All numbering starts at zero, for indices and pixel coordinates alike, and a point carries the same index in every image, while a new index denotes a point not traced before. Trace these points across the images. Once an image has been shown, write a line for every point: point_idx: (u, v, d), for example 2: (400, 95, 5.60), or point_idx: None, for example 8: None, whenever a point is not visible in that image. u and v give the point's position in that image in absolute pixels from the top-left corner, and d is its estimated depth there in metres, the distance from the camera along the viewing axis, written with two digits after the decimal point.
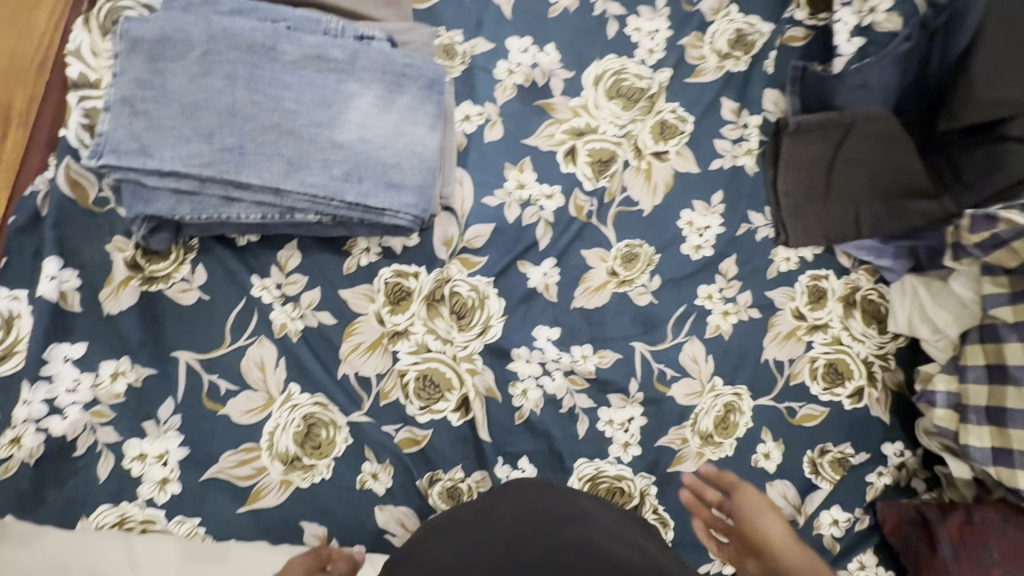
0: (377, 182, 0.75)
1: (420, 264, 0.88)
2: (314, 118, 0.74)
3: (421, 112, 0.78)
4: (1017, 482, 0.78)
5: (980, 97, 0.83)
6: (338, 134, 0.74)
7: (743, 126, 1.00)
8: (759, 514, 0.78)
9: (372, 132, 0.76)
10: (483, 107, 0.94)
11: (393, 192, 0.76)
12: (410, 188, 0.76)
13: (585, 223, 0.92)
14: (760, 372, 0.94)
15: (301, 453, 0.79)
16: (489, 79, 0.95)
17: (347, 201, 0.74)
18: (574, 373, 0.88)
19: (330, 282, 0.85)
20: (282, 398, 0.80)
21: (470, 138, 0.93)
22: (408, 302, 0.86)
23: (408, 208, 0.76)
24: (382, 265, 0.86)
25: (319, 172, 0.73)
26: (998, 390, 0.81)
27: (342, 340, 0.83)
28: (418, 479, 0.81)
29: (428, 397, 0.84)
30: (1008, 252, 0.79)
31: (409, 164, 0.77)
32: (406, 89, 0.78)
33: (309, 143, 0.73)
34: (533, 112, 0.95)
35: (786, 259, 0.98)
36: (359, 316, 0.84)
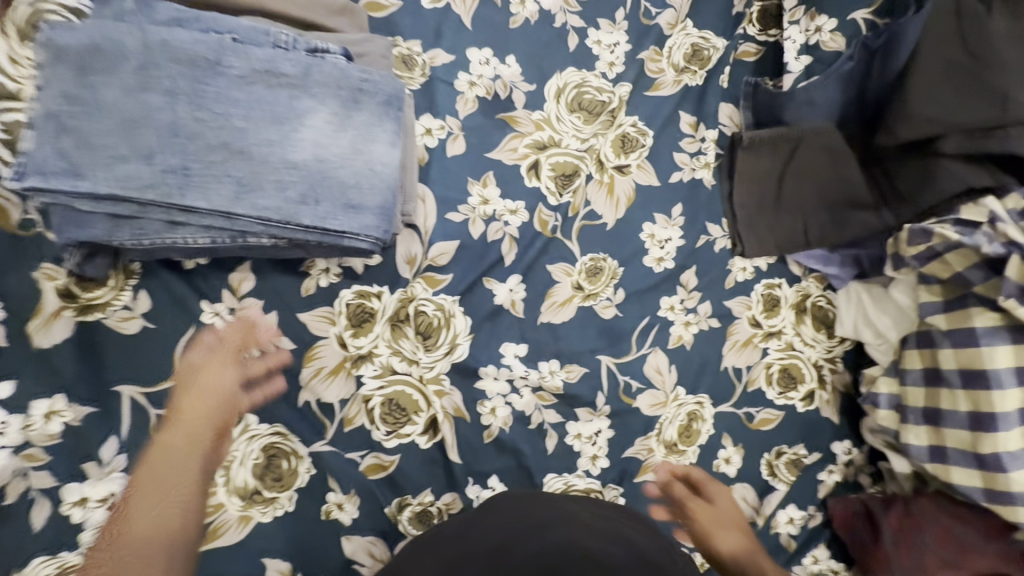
0: (335, 204, 0.72)
1: (382, 284, 0.86)
2: (265, 136, 0.70)
3: (380, 129, 0.76)
4: (950, 477, 0.85)
5: (914, 115, 0.87)
6: (291, 153, 0.70)
7: (701, 141, 1.02)
8: (716, 528, 0.85)
9: (328, 151, 0.72)
10: (444, 121, 0.92)
11: (352, 214, 0.73)
12: (371, 210, 0.74)
13: (550, 238, 0.92)
14: (720, 380, 0.97)
15: (261, 486, 0.76)
16: (449, 91, 0.93)
17: (304, 224, 0.71)
18: (542, 389, 0.88)
19: (288, 305, 0.82)
20: (240, 429, 0.76)
21: (432, 152, 0.91)
22: (371, 324, 0.84)
23: (369, 230, 0.74)
24: (343, 286, 0.84)
25: (272, 194, 0.69)
26: (934, 393, 0.87)
27: (302, 366, 0.81)
28: (386, 506, 0.80)
29: (395, 421, 0.82)
30: (942, 264, 0.84)
31: (368, 184, 0.74)
32: (364, 105, 0.75)
33: (261, 163, 0.69)
34: (495, 125, 0.94)
35: (742, 269, 1.02)
36: (320, 340, 0.82)
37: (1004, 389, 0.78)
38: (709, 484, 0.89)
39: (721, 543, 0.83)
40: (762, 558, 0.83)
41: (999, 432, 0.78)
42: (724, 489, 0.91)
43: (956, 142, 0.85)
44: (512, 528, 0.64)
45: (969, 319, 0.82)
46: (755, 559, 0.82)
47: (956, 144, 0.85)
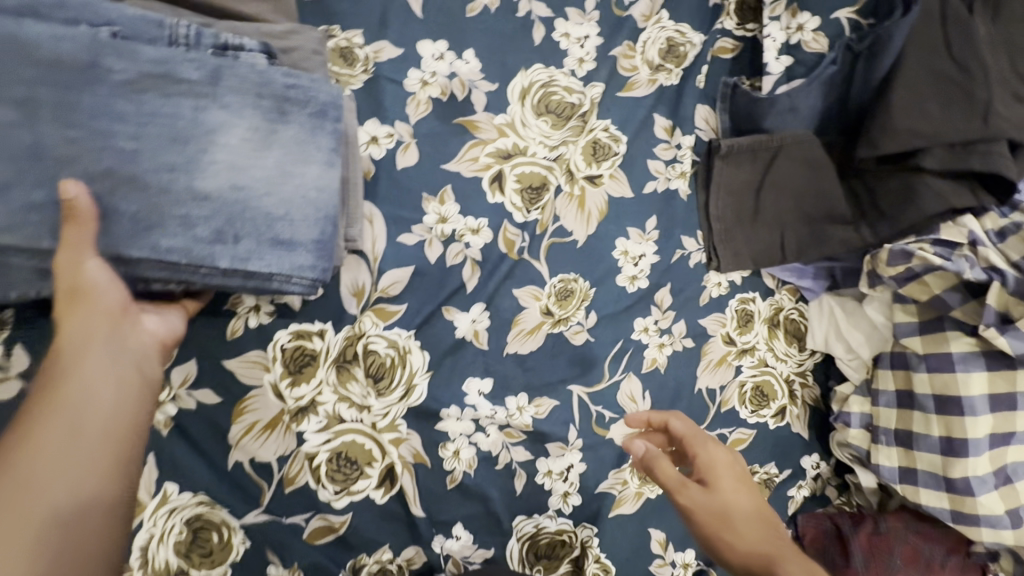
0: (259, 241, 0.62)
1: (325, 320, 0.75)
2: (164, 160, 0.59)
3: (313, 147, 0.66)
4: (918, 498, 0.85)
5: (897, 126, 0.83)
6: (198, 181, 0.60)
7: (677, 147, 0.94)
8: (720, 528, 0.66)
9: (247, 176, 0.62)
10: (393, 127, 0.81)
11: (282, 251, 0.64)
12: (305, 245, 0.65)
13: (516, 260, 0.83)
14: (694, 403, 0.91)
15: (186, 565, 0.66)
16: (397, 91, 0.82)
17: (220, 267, 0.61)
18: (509, 427, 0.81)
19: (211, 352, 0.71)
20: (156, 502, 0.66)
21: (379, 164, 0.80)
22: (313, 368, 0.73)
23: (303, 270, 0.65)
24: (277, 327, 0.73)
25: (178, 233, 0.59)
26: (906, 414, 0.87)
27: (231, 423, 0.70)
28: (339, 572, 0.71)
29: (345, 479, 0.72)
30: (920, 284, 0.83)
31: (300, 215, 0.64)
32: (291, 118, 0.65)
33: (159, 194, 0.59)
34: (452, 131, 0.83)
35: (717, 284, 0.95)
36: (252, 390, 0.71)
37: (977, 415, 0.80)
38: (701, 458, 0.70)
39: (726, 546, 0.66)
40: (786, 564, 0.63)
41: (970, 457, 0.80)
42: (727, 460, 0.71)
43: (937, 157, 0.83)
44: None
45: (946, 344, 0.83)
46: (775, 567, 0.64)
47: (937, 159, 0.83)
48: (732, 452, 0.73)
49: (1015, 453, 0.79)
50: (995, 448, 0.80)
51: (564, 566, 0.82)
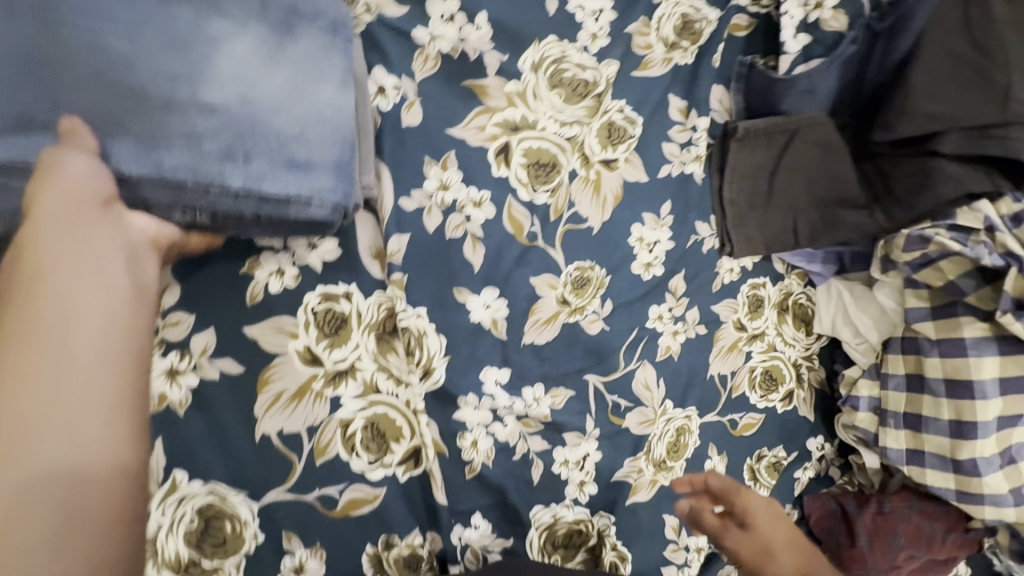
0: (273, 161, 0.58)
1: (349, 281, 0.70)
2: (165, 68, 0.53)
3: (326, 66, 0.62)
4: (923, 479, 0.88)
5: (917, 108, 0.84)
6: (204, 92, 0.55)
7: (692, 129, 0.92)
8: (765, 560, 0.74)
9: (257, 91, 0.57)
10: (401, 80, 0.74)
11: (300, 174, 0.59)
12: (323, 167, 0.61)
13: (527, 247, 0.79)
14: (707, 389, 0.91)
15: (199, 556, 0.62)
16: (401, 49, 0.75)
17: (231, 187, 0.56)
18: (527, 417, 0.78)
19: (233, 317, 0.66)
20: (165, 490, 0.61)
21: (386, 118, 0.74)
22: (347, 331, 0.69)
23: (325, 193, 0.61)
24: (306, 288, 0.68)
25: (182, 148, 0.54)
26: (915, 398, 0.90)
27: (257, 393, 0.65)
28: (366, 548, 0.69)
29: (378, 450, 0.70)
30: (934, 271, 0.85)
31: (317, 135, 0.61)
32: (301, 32, 0.60)
33: (163, 110, 0.53)
34: (460, 96, 0.77)
35: (729, 270, 0.94)
36: (276, 358, 0.66)
37: (987, 399, 0.83)
38: (738, 505, 0.76)
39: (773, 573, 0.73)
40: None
41: (978, 439, 0.83)
42: (759, 500, 0.77)
43: (955, 142, 0.83)
44: None
45: (958, 329, 0.85)
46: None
47: (953, 143, 0.83)
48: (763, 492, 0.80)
49: (1020, 434, 0.83)
50: (1002, 430, 0.83)
51: (581, 554, 0.82)
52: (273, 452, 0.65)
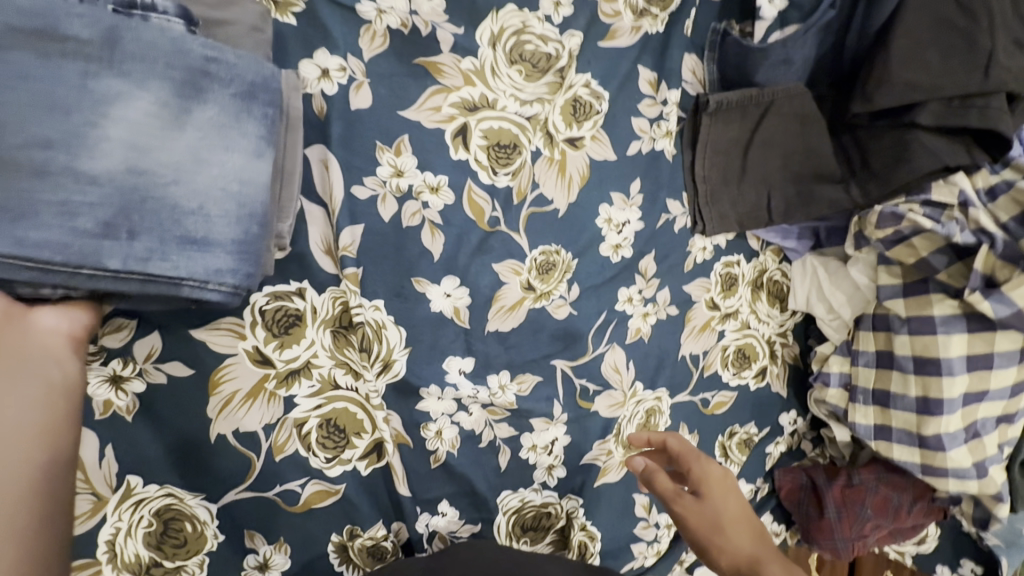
0: (163, 238, 0.54)
1: (301, 279, 0.68)
2: (38, 133, 0.49)
3: (238, 129, 0.58)
4: (891, 453, 0.89)
5: (895, 78, 0.79)
6: (85, 162, 0.50)
7: (663, 103, 0.88)
8: (714, 534, 0.68)
9: (149, 158, 0.53)
10: (346, 60, 0.70)
11: (194, 252, 0.55)
12: (223, 246, 0.56)
13: (489, 232, 0.76)
14: (678, 370, 0.90)
15: (159, 557, 0.63)
16: (346, 25, 0.70)
17: (109, 268, 0.52)
18: (493, 405, 0.77)
19: (177, 318, 0.64)
20: (120, 495, 0.61)
21: (332, 101, 0.69)
22: (301, 329, 0.68)
23: (222, 276, 0.57)
24: (251, 288, 0.66)
25: (52, 225, 0.49)
26: (883, 374, 0.89)
27: (209, 395, 0.64)
28: (333, 536, 0.70)
29: (336, 446, 0.69)
30: (907, 247, 0.83)
31: (219, 210, 0.56)
32: (210, 96, 0.56)
33: (32, 177, 0.49)
34: (412, 74, 0.73)
35: (702, 249, 0.91)
36: (227, 358, 0.64)
37: (954, 375, 0.82)
38: (694, 471, 0.73)
39: (718, 550, 0.67)
40: (768, 563, 0.63)
41: (943, 415, 0.83)
42: (722, 476, 0.73)
43: (935, 113, 0.81)
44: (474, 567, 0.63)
45: (929, 307, 0.84)
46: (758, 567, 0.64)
47: (933, 115, 0.81)
48: (729, 469, 0.74)
49: (984, 409, 0.84)
50: (968, 405, 0.83)
51: (550, 535, 0.83)
52: (229, 451, 0.64)
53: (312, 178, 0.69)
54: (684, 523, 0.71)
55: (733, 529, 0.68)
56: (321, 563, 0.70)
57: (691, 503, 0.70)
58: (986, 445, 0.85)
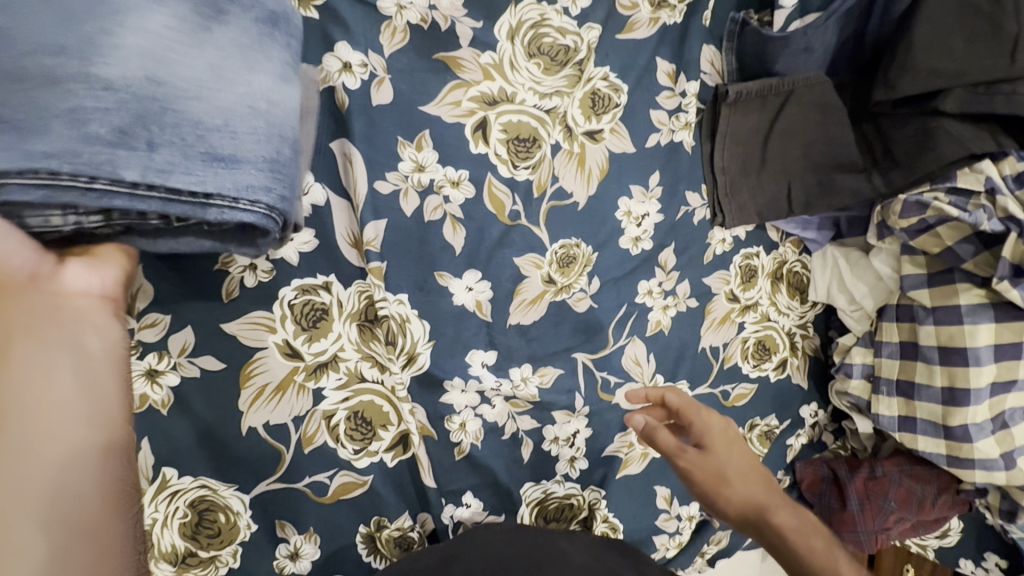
0: (186, 152, 0.50)
1: (328, 272, 0.69)
2: (50, 41, 0.46)
3: (257, 53, 0.56)
4: (915, 444, 0.88)
5: (917, 66, 0.79)
6: (98, 67, 0.47)
7: (681, 95, 0.87)
8: (719, 486, 0.69)
9: (170, 73, 0.50)
10: (367, 56, 0.70)
11: (222, 167, 0.51)
12: (252, 162, 0.53)
13: (510, 226, 0.77)
14: (698, 361, 0.89)
15: (194, 547, 0.65)
16: (366, 20, 0.70)
17: (126, 179, 0.48)
18: (515, 397, 0.78)
19: (209, 314, 0.64)
20: (156, 486, 0.63)
21: (353, 96, 0.69)
22: (327, 323, 0.68)
23: (254, 192, 0.53)
24: (281, 283, 0.67)
25: (63, 133, 0.46)
26: (908, 365, 0.89)
27: (240, 388, 0.65)
28: (361, 527, 0.71)
29: (362, 438, 0.70)
30: (933, 237, 0.82)
31: (244, 128, 0.53)
32: (229, 18, 0.55)
33: (44, 84, 0.46)
34: (431, 69, 0.73)
35: (721, 241, 0.91)
36: (257, 352, 0.66)
37: (981, 365, 0.81)
38: (696, 425, 0.73)
39: (724, 501, 0.69)
40: (774, 512, 0.68)
41: (971, 406, 0.82)
42: (721, 427, 0.73)
43: (958, 99, 0.80)
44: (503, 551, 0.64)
45: (955, 296, 0.83)
46: (766, 514, 0.68)
47: (956, 101, 0.80)
48: (727, 418, 0.75)
49: (1014, 399, 0.82)
50: (995, 396, 0.82)
51: (573, 526, 0.83)
52: (260, 443, 0.66)
53: (337, 174, 0.70)
54: (687, 476, 0.72)
55: (736, 478, 0.70)
56: (349, 554, 0.71)
57: (697, 458, 0.71)
58: (1015, 436, 0.82)
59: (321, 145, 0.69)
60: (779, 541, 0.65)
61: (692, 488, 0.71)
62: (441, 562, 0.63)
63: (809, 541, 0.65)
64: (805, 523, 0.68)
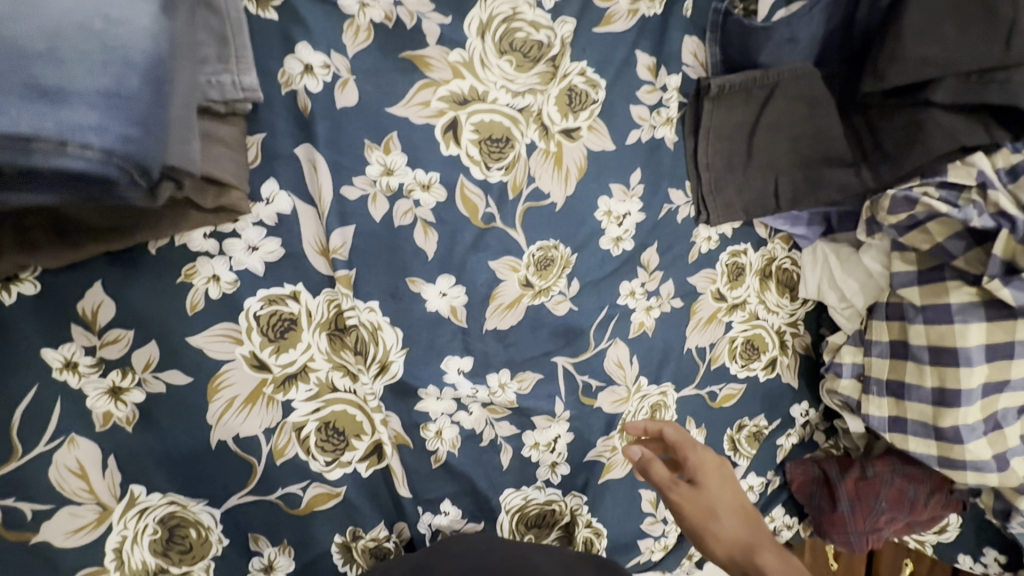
0: (1, 86, 0.38)
1: (296, 281, 0.67)
2: None
3: None
4: (906, 446, 0.86)
5: (908, 55, 0.76)
6: None
7: (662, 90, 0.85)
8: (707, 521, 0.71)
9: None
10: (329, 56, 0.67)
11: (45, 104, 0.39)
12: (84, 96, 0.41)
13: (484, 229, 0.75)
14: (683, 363, 0.88)
15: (166, 562, 0.64)
16: (326, 18, 0.67)
17: None
18: (493, 404, 0.77)
19: (170, 329, 0.63)
20: (124, 504, 0.62)
21: (317, 99, 0.67)
22: (296, 333, 0.67)
23: (86, 133, 0.41)
24: (246, 294, 0.65)
25: None
26: (898, 365, 0.86)
27: (207, 403, 0.64)
28: (337, 537, 0.70)
29: (335, 449, 0.69)
30: (921, 233, 0.80)
31: (76, 51, 0.41)
32: None
33: None
34: (398, 68, 0.71)
35: (706, 239, 0.88)
36: (224, 365, 0.64)
37: (972, 365, 0.79)
38: (690, 460, 0.75)
39: (712, 538, 0.70)
40: (762, 553, 0.66)
41: (961, 406, 0.80)
42: (715, 463, 0.75)
43: (950, 90, 0.77)
44: (473, 562, 0.63)
45: (945, 294, 0.81)
46: (754, 554, 0.67)
47: (949, 92, 0.77)
48: (722, 456, 0.77)
49: (1007, 400, 0.80)
50: (987, 396, 0.80)
51: (555, 531, 0.82)
52: (231, 457, 0.65)
53: (303, 180, 0.67)
54: (678, 510, 0.73)
55: (724, 516, 0.71)
56: (325, 565, 0.70)
57: (689, 493, 0.72)
58: (1008, 436, 0.81)
59: (285, 151, 0.67)
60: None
61: (683, 524, 0.73)
62: (412, 573, 0.62)
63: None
64: (794, 567, 0.64)
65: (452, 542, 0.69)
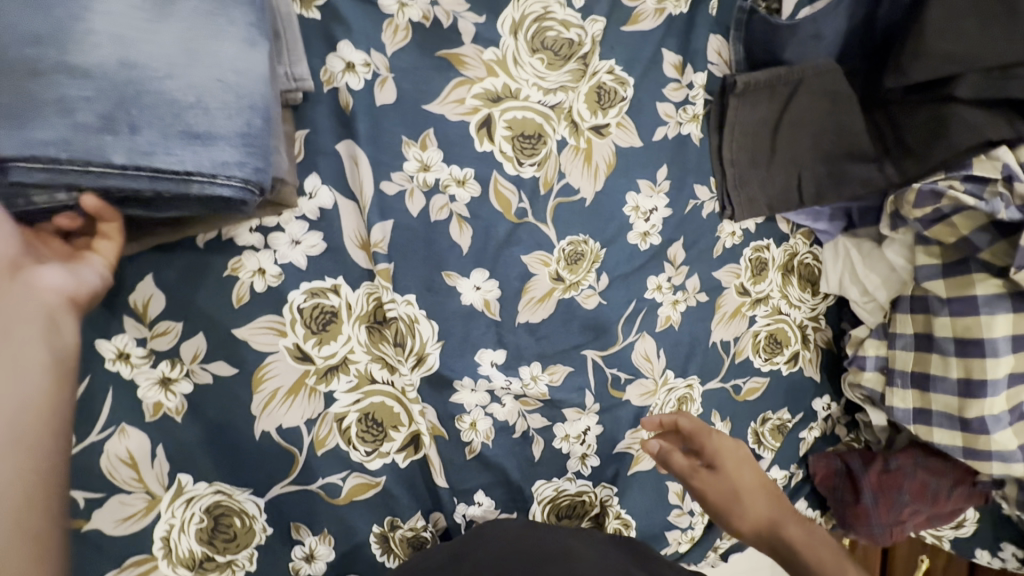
0: (165, 132, 0.52)
1: (336, 275, 0.68)
2: (26, 28, 0.48)
3: (223, 24, 0.56)
4: (931, 437, 0.87)
5: (931, 50, 0.78)
6: (73, 55, 0.49)
7: (688, 87, 0.86)
8: (731, 504, 0.74)
9: (139, 53, 0.51)
10: (369, 55, 0.69)
11: (197, 145, 0.53)
12: (228, 138, 0.54)
13: (517, 223, 0.76)
14: (709, 356, 0.89)
15: (211, 551, 0.65)
16: (366, 17, 0.70)
17: (116, 163, 0.50)
18: (525, 396, 0.78)
19: (217, 321, 0.64)
20: (172, 493, 0.63)
21: (357, 97, 0.69)
22: (337, 326, 0.68)
23: (230, 168, 0.54)
24: (290, 287, 0.66)
25: (53, 121, 0.48)
26: (923, 357, 0.88)
27: (251, 393, 0.65)
28: (375, 527, 0.71)
29: (374, 439, 0.70)
30: (947, 226, 0.81)
31: (217, 103, 0.54)
32: None
33: (27, 76, 0.48)
34: (434, 67, 0.72)
35: (731, 234, 0.90)
36: (268, 356, 0.65)
37: (998, 356, 0.80)
38: (708, 446, 0.76)
39: (738, 518, 0.74)
40: (788, 528, 0.72)
41: (987, 397, 0.81)
42: (732, 445, 0.77)
43: (973, 85, 0.78)
44: (511, 546, 0.64)
45: (972, 286, 0.82)
46: (780, 529, 0.72)
47: (971, 88, 0.78)
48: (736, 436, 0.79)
49: None
50: (1013, 386, 0.81)
51: (585, 522, 0.83)
52: (274, 447, 0.66)
53: (343, 176, 0.69)
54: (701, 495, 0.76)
55: (747, 495, 0.75)
56: (363, 555, 0.71)
57: (712, 478, 0.75)
58: None
59: (326, 147, 0.69)
60: (796, 556, 0.69)
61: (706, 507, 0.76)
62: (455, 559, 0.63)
63: (826, 554, 0.68)
64: (819, 537, 0.70)
65: (488, 528, 0.70)
